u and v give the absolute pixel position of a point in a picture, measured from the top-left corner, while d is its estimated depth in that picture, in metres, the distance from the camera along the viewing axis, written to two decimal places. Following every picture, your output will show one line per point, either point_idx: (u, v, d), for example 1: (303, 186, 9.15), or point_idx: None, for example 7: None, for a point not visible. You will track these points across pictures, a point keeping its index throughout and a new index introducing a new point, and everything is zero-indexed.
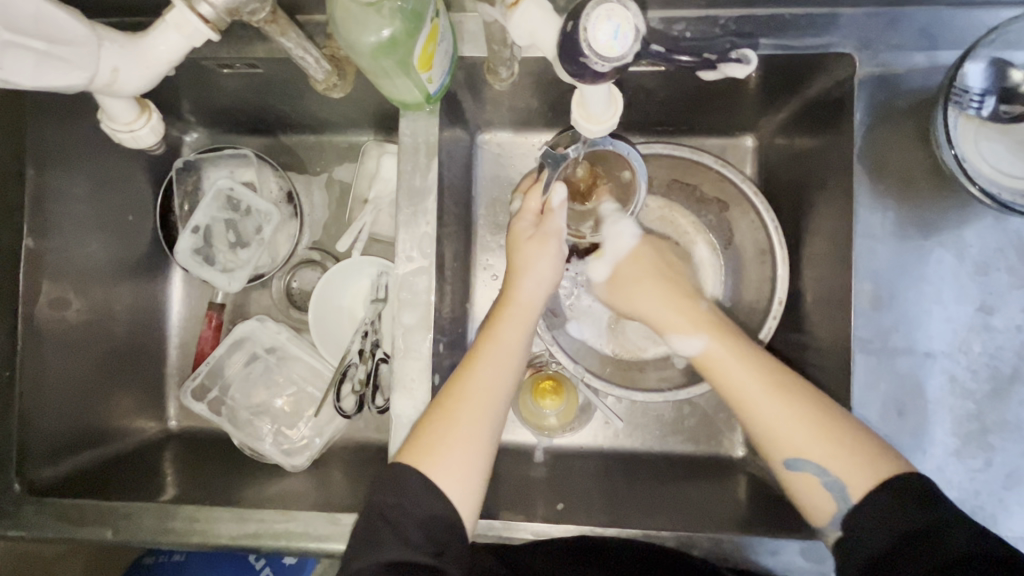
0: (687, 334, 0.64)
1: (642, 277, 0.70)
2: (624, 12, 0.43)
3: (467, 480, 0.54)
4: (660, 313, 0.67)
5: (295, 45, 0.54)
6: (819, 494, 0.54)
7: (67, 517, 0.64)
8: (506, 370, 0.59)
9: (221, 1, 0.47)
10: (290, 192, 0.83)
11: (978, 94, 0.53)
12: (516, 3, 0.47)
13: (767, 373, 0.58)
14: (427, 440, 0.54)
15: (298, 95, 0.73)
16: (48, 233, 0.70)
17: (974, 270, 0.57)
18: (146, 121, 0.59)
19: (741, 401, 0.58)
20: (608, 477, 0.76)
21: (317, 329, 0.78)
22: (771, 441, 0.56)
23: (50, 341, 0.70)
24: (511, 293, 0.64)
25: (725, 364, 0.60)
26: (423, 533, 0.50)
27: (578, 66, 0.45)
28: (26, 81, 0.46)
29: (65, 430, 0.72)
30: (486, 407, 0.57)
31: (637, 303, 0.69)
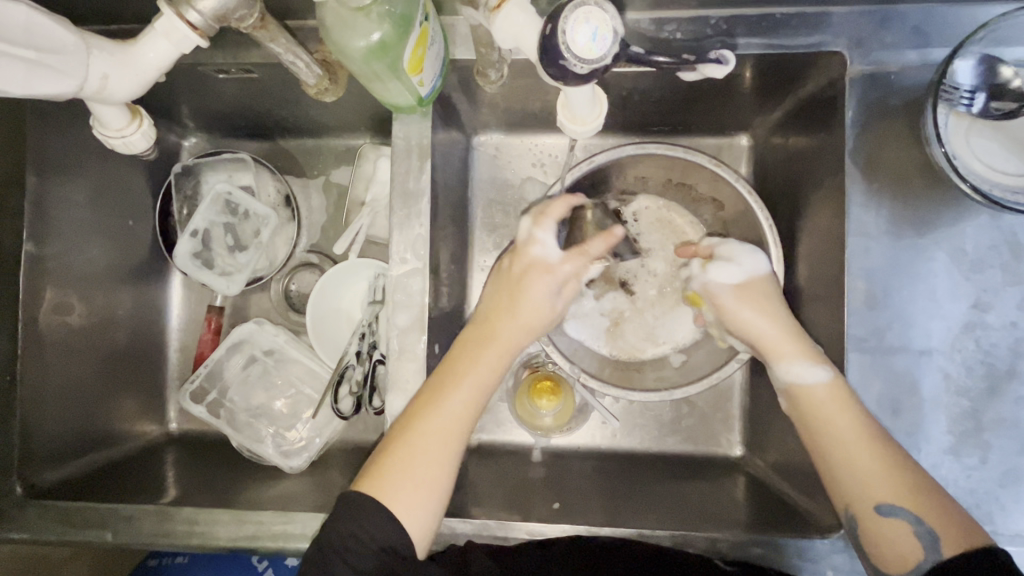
0: (805, 366, 0.57)
1: (764, 304, 0.62)
2: (602, 14, 0.43)
3: (422, 509, 0.54)
4: (769, 343, 0.60)
5: (286, 50, 0.55)
6: (907, 543, 0.50)
7: (67, 520, 0.64)
8: (474, 403, 0.57)
9: (211, 7, 0.48)
10: (288, 195, 0.84)
11: (968, 91, 0.53)
12: (500, 6, 0.48)
13: (865, 424, 0.53)
14: (392, 461, 0.54)
15: (294, 100, 0.74)
16: (48, 239, 0.70)
17: (967, 267, 0.57)
18: (138, 126, 0.60)
19: (825, 446, 0.54)
20: (606, 478, 0.76)
21: (315, 331, 0.79)
22: (853, 486, 0.52)
23: (50, 346, 0.71)
24: (497, 319, 0.60)
25: (832, 410, 0.54)
26: (374, 559, 0.51)
27: (559, 69, 0.45)
28: (17, 90, 0.47)
29: (67, 435, 0.72)
30: (448, 440, 0.56)
31: (763, 316, 0.61)
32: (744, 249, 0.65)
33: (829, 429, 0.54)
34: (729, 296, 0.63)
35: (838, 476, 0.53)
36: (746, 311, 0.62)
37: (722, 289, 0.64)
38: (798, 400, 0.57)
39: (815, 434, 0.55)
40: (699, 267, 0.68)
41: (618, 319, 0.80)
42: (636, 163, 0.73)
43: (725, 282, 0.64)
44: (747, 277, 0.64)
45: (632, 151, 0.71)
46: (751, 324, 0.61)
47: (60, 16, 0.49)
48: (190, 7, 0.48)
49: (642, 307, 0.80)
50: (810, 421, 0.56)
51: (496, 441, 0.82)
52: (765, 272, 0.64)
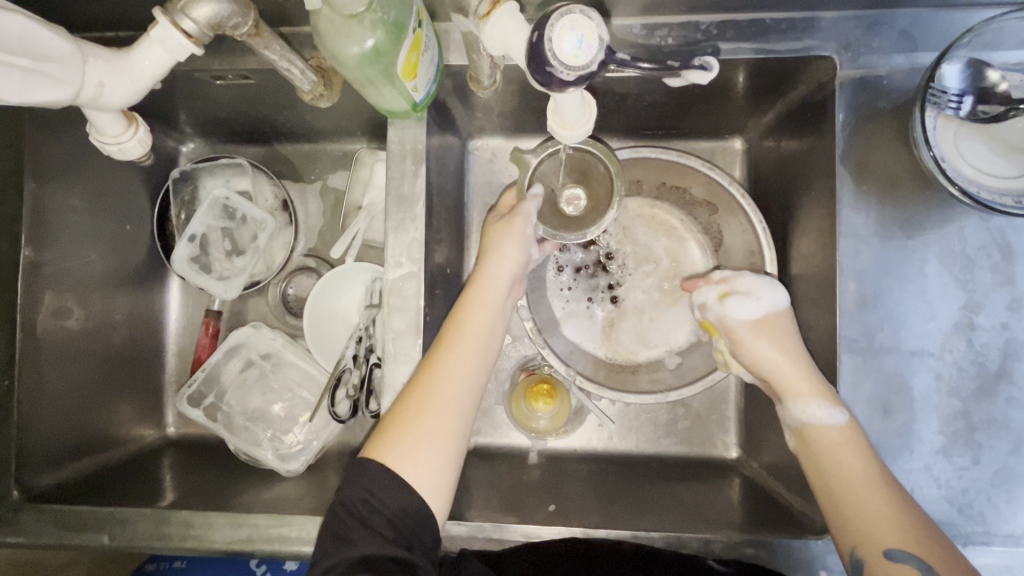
0: (822, 407, 0.57)
1: (779, 340, 0.62)
2: (587, 21, 0.43)
3: (439, 471, 0.54)
4: (781, 378, 0.60)
5: (281, 57, 0.56)
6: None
7: (63, 523, 0.64)
8: (472, 360, 0.59)
9: (205, 16, 0.49)
10: (285, 200, 0.85)
11: (956, 94, 0.54)
12: (489, 14, 0.48)
13: (877, 473, 0.53)
14: (397, 429, 0.55)
15: (290, 105, 0.75)
16: (45, 244, 0.71)
17: (957, 268, 0.57)
18: (134, 133, 0.61)
19: (833, 487, 0.55)
20: (602, 480, 0.77)
21: (312, 335, 0.80)
22: (858, 527, 0.53)
23: (48, 350, 0.71)
24: (478, 285, 0.63)
25: (844, 453, 0.55)
26: (391, 528, 0.51)
27: (543, 74, 0.45)
28: (13, 97, 0.47)
29: (65, 439, 0.73)
30: (454, 394, 0.57)
31: (780, 353, 0.61)
32: (760, 283, 0.66)
33: (836, 473, 0.55)
34: (746, 331, 0.64)
35: (847, 516, 0.53)
36: (761, 348, 0.63)
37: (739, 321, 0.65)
38: (810, 439, 0.57)
39: (825, 477, 0.56)
40: (716, 298, 0.68)
41: (614, 321, 0.80)
42: (626, 166, 0.75)
43: (743, 317, 0.65)
44: (763, 314, 0.64)
45: (626, 155, 0.72)
46: (767, 363, 0.62)
47: (54, 25, 0.49)
48: (185, 16, 0.49)
49: (636, 307, 0.80)
50: (821, 462, 0.56)
51: (493, 444, 0.82)
52: (784, 309, 0.64)
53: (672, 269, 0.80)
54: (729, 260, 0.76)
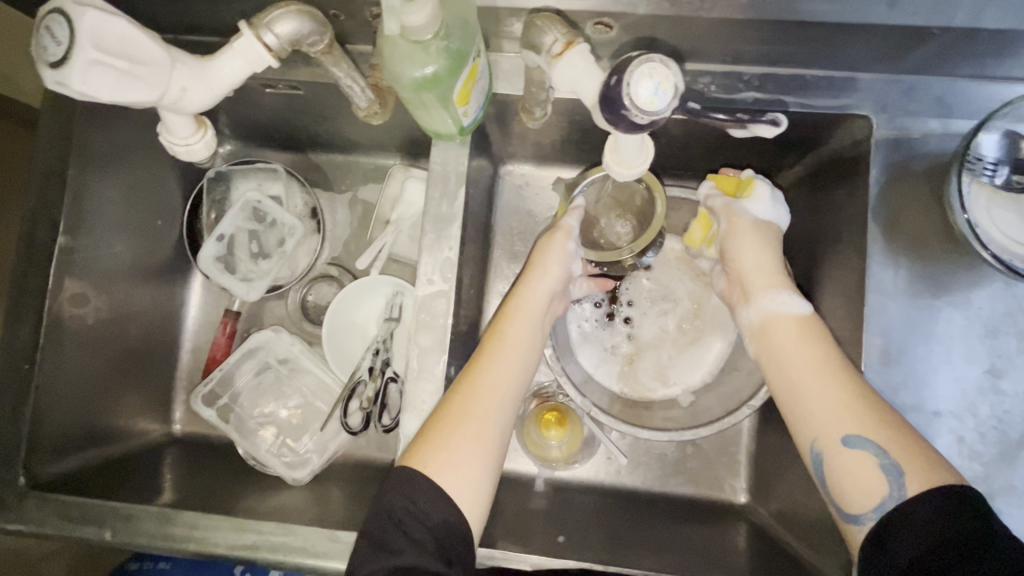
0: (782, 295, 0.61)
1: (763, 234, 0.65)
2: (665, 70, 0.45)
3: (477, 476, 0.54)
4: (745, 265, 0.64)
5: (345, 75, 0.57)
6: (870, 475, 0.50)
7: (67, 514, 0.62)
8: (511, 370, 0.61)
9: (287, 32, 0.51)
10: (315, 208, 0.86)
11: (991, 163, 0.55)
12: (562, 54, 0.50)
13: (833, 359, 0.55)
14: (439, 436, 0.55)
15: (332, 117, 0.77)
16: (82, 232, 0.72)
17: (983, 331, 0.58)
18: (202, 136, 0.61)
19: (796, 379, 0.56)
20: (606, 514, 0.76)
21: (329, 344, 0.80)
22: (815, 424, 0.54)
23: (70, 336, 0.71)
24: (510, 314, 0.65)
25: (787, 331, 0.59)
26: (431, 536, 0.50)
27: (617, 117, 0.47)
28: (105, 97, 0.48)
29: (75, 427, 0.72)
30: (496, 403, 0.58)
31: (762, 249, 0.64)
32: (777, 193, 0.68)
33: (780, 355, 0.58)
34: (749, 222, 0.66)
35: (805, 408, 0.54)
36: (754, 241, 0.65)
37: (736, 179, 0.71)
38: (770, 328, 0.60)
39: (785, 371, 0.57)
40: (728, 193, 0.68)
41: (633, 358, 0.81)
42: None
43: (751, 213, 0.66)
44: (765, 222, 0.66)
45: None
46: (748, 254, 0.65)
47: (146, 29, 0.50)
48: (268, 30, 0.50)
49: (656, 344, 0.81)
50: (777, 351, 0.58)
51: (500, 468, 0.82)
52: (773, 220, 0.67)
53: (692, 311, 0.81)
54: None
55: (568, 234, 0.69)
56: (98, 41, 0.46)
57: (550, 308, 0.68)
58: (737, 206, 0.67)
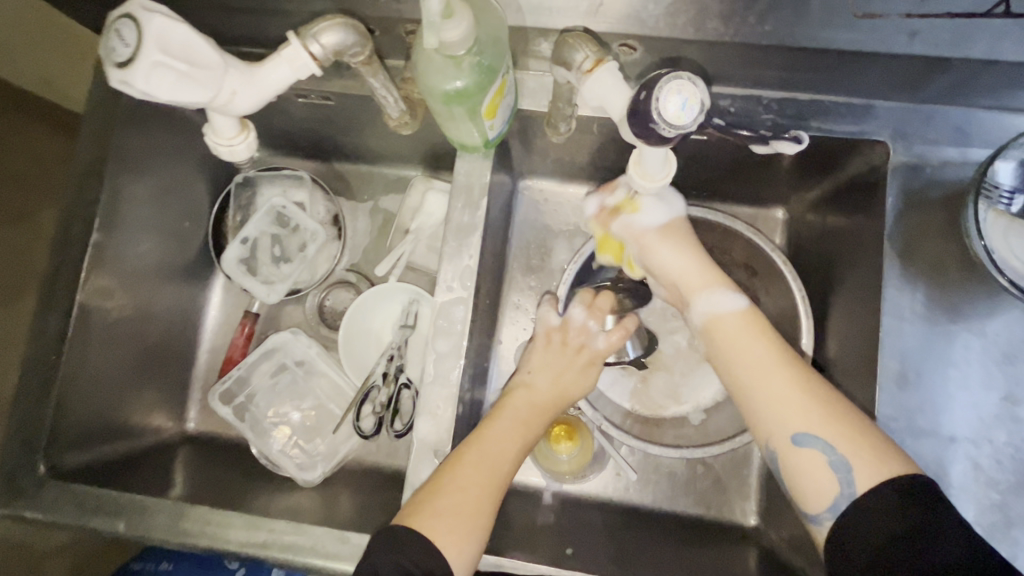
0: (712, 299, 0.61)
1: (672, 237, 0.65)
2: (693, 87, 0.46)
3: (465, 542, 0.54)
4: (678, 276, 0.65)
5: (382, 85, 0.59)
6: (821, 474, 0.50)
7: (83, 504, 0.63)
8: (519, 443, 0.62)
9: (331, 43, 0.53)
10: (336, 215, 0.88)
11: (1007, 191, 0.56)
12: (592, 70, 0.52)
13: (785, 354, 0.56)
14: (436, 495, 0.55)
15: (360, 128, 0.80)
16: (114, 229, 0.74)
17: (1000, 358, 0.58)
18: (244, 138, 0.61)
19: (739, 382, 0.56)
20: (613, 532, 0.76)
21: (345, 349, 0.81)
22: (774, 426, 0.53)
23: (96, 330, 0.73)
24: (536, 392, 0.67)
25: (730, 338, 0.58)
26: None
27: (646, 130, 0.48)
28: (162, 96, 0.50)
29: (94, 419, 0.73)
30: (499, 472, 0.59)
31: (680, 258, 0.65)
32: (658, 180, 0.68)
33: (727, 361, 0.58)
34: (653, 235, 0.66)
35: (755, 411, 0.55)
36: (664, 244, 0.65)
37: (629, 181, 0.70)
38: (713, 332, 0.60)
39: (730, 372, 0.57)
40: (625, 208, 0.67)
41: (646, 375, 0.81)
42: None
43: (650, 223, 0.66)
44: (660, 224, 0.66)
45: None
46: (670, 260, 0.65)
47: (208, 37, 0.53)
48: (314, 40, 0.53)
49: (668, 361, 0.82)
50: (721, 353, 0.59)
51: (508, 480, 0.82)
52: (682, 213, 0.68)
53: None
54: None
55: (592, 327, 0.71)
56: (164, 47, 0.49)
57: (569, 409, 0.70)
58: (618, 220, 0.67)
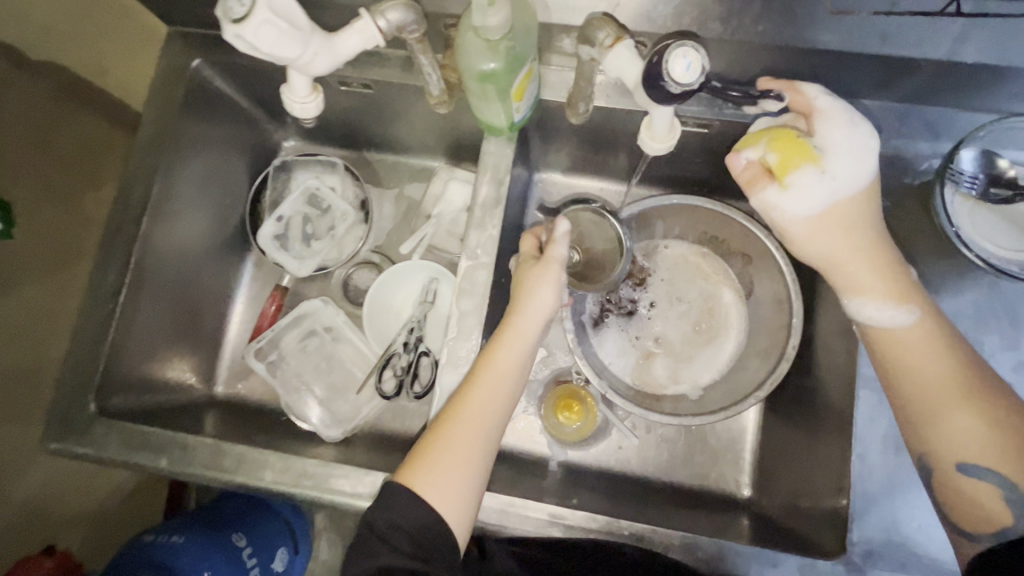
0: (887, 309, 0.61)
1: (842, 221, 0.61)
2: (699, 54, 0.53)
3: (460, 494, 0.59)
4: (831, 262, 0.63)
5: (428, 64, 0.65)
6: (989, 500, 0.54)
7: (129, 442, 0.69)
8: (499, 392, 0.63)
9: (396, 19, 0.59)
10: (363, 200, 0.95)
11: (970, 176, 0.63)
12: (612, 46, 0.59)
13: (959, 374, 0.57)
14: (425, 460, 0.59)
15: (392, 117, 0.88)
16: (168, 197, 0.81)
17: (968, 327, 0.64)
18: (317, 98, 0.65)
19: (915, 372, 0.59)
20: (617, 496, 0.81)
21: (370, 319, 0.88)
22: (937, 445, 0.56)
23: (146, 289, 0.80)
24: (501, 332, 0.65)
25: (912, 352, 0.59)
26: (411, 541, 0.55)
27: (657, 88, 0.55)
28: (264, 48, 0.54)
29: (137, 370, 0.79)
30: (480, 425, 0.61)
31: (848, 243, 0.61)
32: (843, 118, 0.61)
33: (903, 365, 0.59)
34: (804, 223, 0.62)
35: (932, 427, 0.57)
36: (833, 235, 0.62)
37: (844, 131, 0.61)
38: (885, 338, 0.61)
39: (908, 368, 0.59)
40: (755, 173, 0.63)
41: (649, 352, 0.88)
42: (678, 215, 0.85)
43: (788, 206, 0.61)
44: (812, 208, 0.61)
45: (677, 201, 0.81)
46: (827, 245, 0.62)
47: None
48: (381, 16, 0.58)
49: (671, 341, 0.89)
50: (901, 357, 0.60)
51: (516, 448, 0.87)
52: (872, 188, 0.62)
53: (705, 312, 0.89)
54: (758, 307, 0.85)
55: (561, 266, 0.66)
56: (271, 5, 0.52)
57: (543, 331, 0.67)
58: (763, 185, 0.62)
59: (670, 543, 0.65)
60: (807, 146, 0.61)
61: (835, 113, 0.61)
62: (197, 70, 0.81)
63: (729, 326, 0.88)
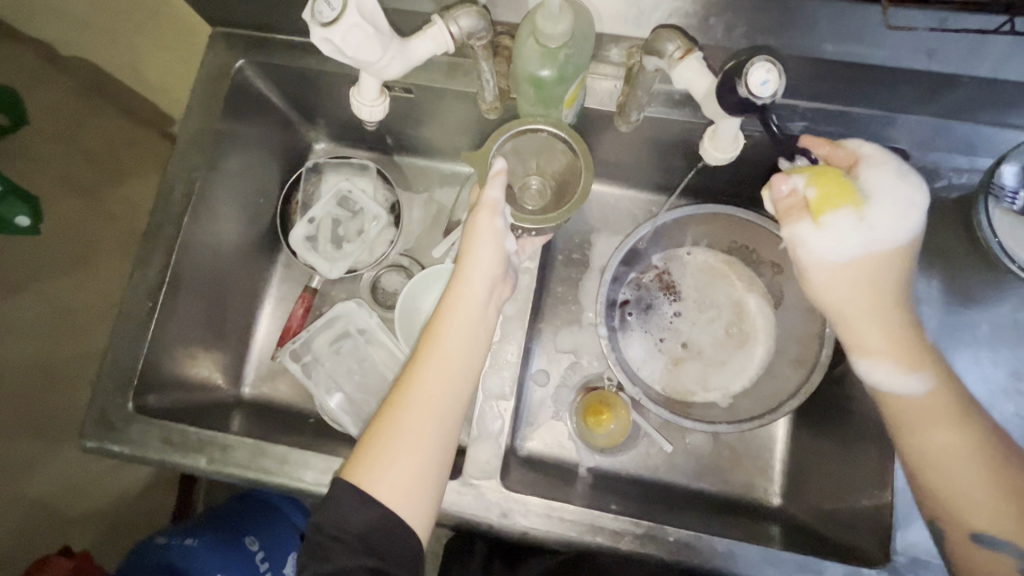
0: (904, 381, 0.59)
1: (872, 284, 0.59)
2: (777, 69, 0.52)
3: (411, 485, 0.56)
4: (848, 327, 0.60)
5: (487, 72, 0.65)
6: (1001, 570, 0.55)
7: (170, 441, 0.69)
8: (446, 371, 0.59)
9: (468, 25, 0.58)
10: (394, 203, 0.96)
11: (1011, 191, 0.64)
12: (684, 57, 0.58)
13: (976, 449, 0.56)
14: (369, 451, 0.56)
15: (428, 122, 0.89)
16: (207, 197, 0.81)
17: (1007, 338, 0.67)
18: (384, 101, 0.65)
19: (936, 455, 0.57)
20: (647, 501, 0.81)
21: (403, 323, 0.87)
22: (953, 508, 0.57)
23: (184, 289, 0.80)
24: (445, 304, 0.61)
25: (927, 424, 0.57)
26: (360, 539, 0.53)
27: (730, 98, 0.54)
28: (349, 51, 0.53)
29: (170, 370, 0.79)
30: (428, 408, 0.58)
31: (869, 302, 0.59)
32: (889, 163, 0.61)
33: (919, 452, 0.58)
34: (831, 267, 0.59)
35: (945, 491, 0.57)
36: (852, 283, 0.59)
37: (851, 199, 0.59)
38: (893, 406, 0.59)
39: (933, 465, 0.57)
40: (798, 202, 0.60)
41: (677, 358, 0.90)
42: (710, 224, 0.86)
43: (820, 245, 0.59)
44: (843, 251, 0.58)
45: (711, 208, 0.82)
46: (846, 299, 0.60)
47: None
48: (453, 21, 0.58)
49: (699, 348, 0.90)
50: (919, 439, 0.58)
51: (545, 453, 0.87)
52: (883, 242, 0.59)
53: (730, 319, 0.91)
54: (787, 316, 0.86)
55: (493, 211, 0.61)
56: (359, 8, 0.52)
57: (489, 299, 0.63)
58: (798, 219, 0.60)
59: (713, 548, 0.65)
60: (852, 189, 0.59)
61: (879, 159, 0.61)
62: (240, 71, 0.82)
63: (756, 334, 0.89)
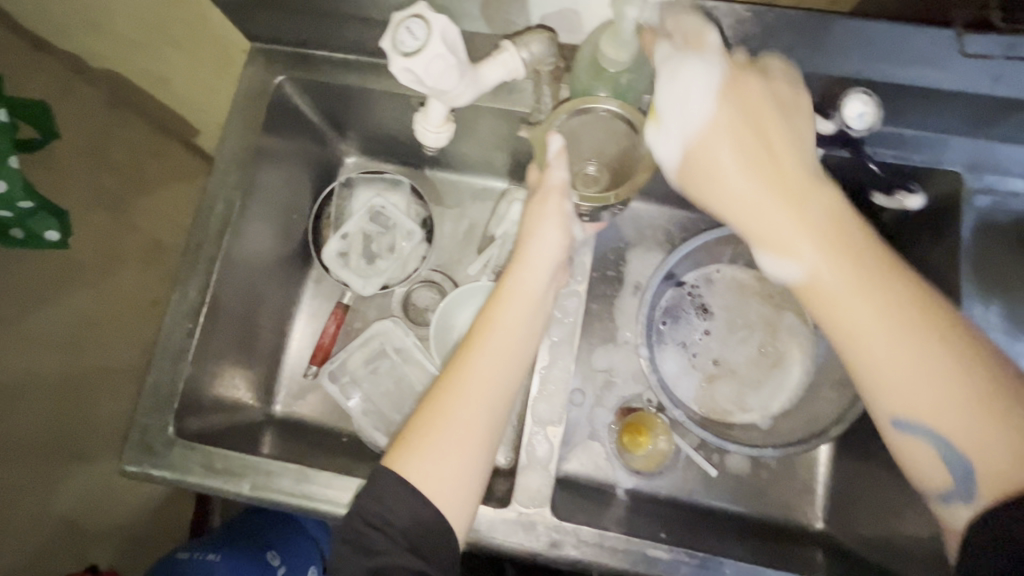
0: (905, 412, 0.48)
1: (865, 290, 0.47)
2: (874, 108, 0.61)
3: (456, 475, 0.54)
4: (848, 336, 0.48)
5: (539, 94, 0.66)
6: None
7: (212, 466, 0.69)
8: (501, 358, 0.57)
9: (537, 51, 0.59)
10: (426, 219, 0.94)
11: None
12: None
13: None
14: (417, 437, 0.55)
15: (464, 137, 0.87)
16: (246, 215, 0.81)
17: None
18: (448, 127, 0.65)
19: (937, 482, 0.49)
20: (690, 525, 0.80)
21: (437, 340, 0.87)
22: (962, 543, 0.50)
23: (223, 309, 0.79)
24: (505, 288, 0.60)
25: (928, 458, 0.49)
26: (405, 533, 0.51)
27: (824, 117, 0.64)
28: (432, 82, 0.54)
29: (207, 389, 0.78)
30: (480, 394, 0.56)
31: (879, 317, 0.47)
32: None
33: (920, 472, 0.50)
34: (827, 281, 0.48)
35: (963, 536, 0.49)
36: (837, 293, 0.48)
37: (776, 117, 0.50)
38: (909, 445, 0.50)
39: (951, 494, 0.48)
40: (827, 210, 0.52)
41: (714, 378, 0.88)
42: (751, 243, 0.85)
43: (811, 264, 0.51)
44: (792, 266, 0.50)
45: None
46: (850, 316, 0.48)
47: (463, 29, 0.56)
48: (524, 47, 0.59)
49: (736, 368, 0.89)
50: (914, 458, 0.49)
51: (582, 474, 0.86)
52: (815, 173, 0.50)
53: (768, 338, 0.89)
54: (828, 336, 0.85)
55: (562, 193, 0.59)
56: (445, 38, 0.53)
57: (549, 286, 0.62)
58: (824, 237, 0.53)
59: None
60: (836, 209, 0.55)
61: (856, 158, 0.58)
62: (279, 87, 0.81)
63: (796, 353, 0.87)
